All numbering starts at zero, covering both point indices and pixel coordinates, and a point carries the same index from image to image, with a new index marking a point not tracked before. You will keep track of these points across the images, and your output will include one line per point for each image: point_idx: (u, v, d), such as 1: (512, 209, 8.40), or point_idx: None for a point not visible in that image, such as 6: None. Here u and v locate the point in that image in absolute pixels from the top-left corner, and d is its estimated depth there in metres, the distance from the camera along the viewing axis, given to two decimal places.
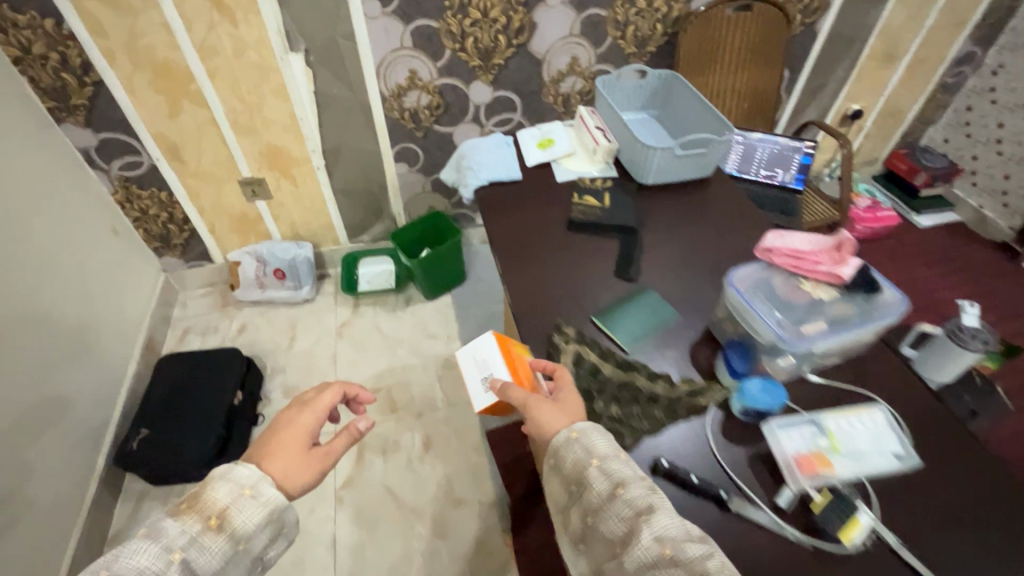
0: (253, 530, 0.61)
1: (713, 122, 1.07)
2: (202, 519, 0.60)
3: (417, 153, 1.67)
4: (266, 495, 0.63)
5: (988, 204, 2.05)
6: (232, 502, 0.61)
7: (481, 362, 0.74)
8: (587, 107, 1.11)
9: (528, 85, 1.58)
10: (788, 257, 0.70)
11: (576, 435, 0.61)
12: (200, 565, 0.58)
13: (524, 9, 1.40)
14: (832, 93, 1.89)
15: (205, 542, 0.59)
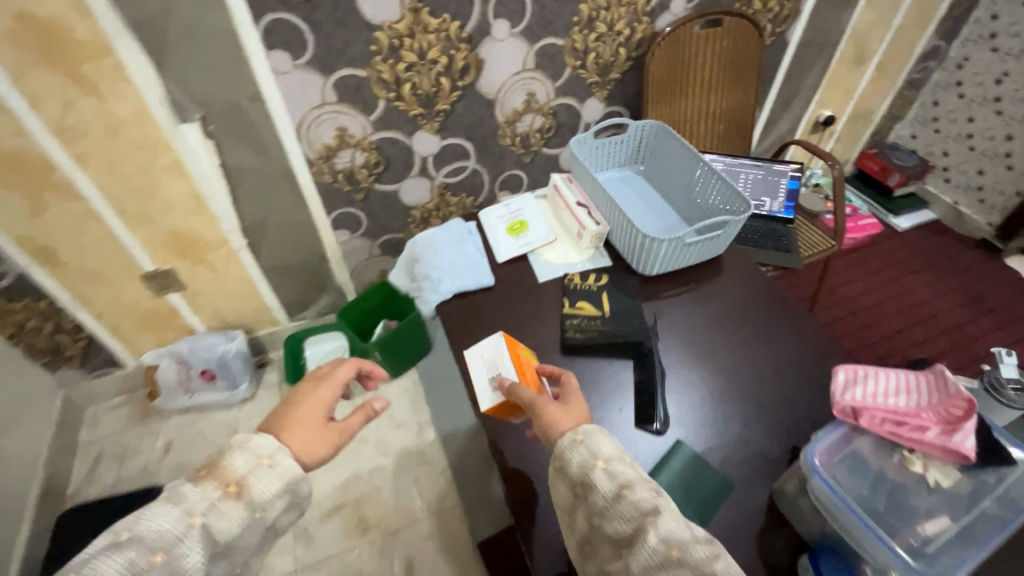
0: (271, 500, 0.57)
1: (715, 187, 0.88)
2: (220, 486, 0.55)
3: (359, 217, 1.42)
4: (283, 466, 0.58)
5: (962, 200, 1.98)
6: (253, 470, 0.57)
7: (487, 363, 0.71)
8: (562, 174, 0.92)
9: (480, 129, 1.36)
10: (886, 419, 0.60)
11: (581, 437, 0.60)
12: (217, 537, 0.53)
13: (467, 46, 1.18)
14: (803, 101, 1.76)
15: (225, 510, 0.54)
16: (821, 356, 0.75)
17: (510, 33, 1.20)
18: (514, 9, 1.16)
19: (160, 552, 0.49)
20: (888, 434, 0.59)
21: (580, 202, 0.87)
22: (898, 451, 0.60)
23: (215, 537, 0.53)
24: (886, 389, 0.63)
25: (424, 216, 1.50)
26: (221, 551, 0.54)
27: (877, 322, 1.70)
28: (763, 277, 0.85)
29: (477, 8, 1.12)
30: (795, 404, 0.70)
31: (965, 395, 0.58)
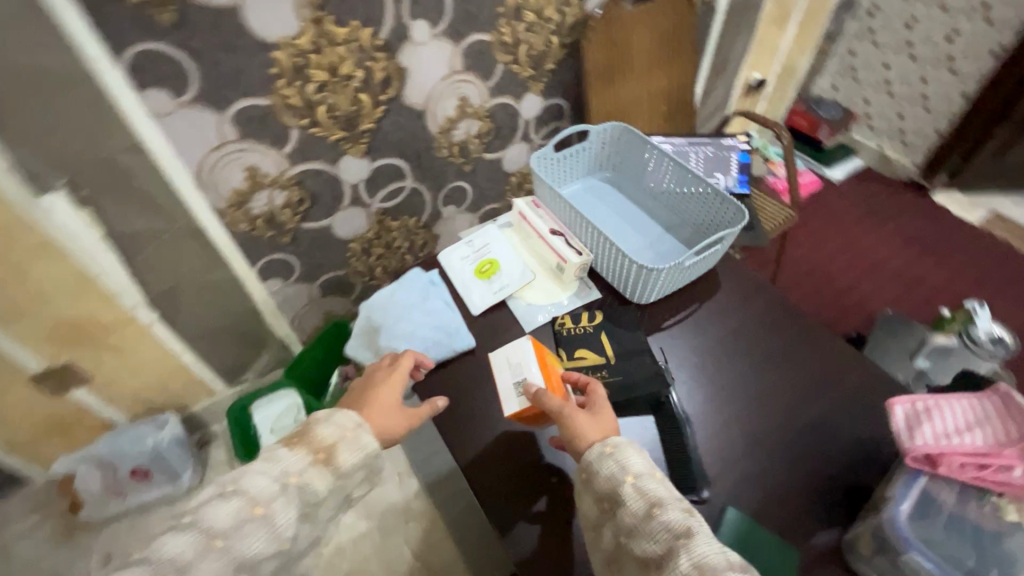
0: (351, 470, 0.66)
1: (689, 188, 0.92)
2: (311, 453, 0.65)
3: (291, 262, 1.24)
4: (362, 442, 0.68)
5: (887, 144, 2.06)
6: (339, 441, 0.67)
7: (515, 368, 0.78)
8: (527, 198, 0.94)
9: (412, 144, 1.21)
10: (970, 464, 0.64)
11: (610, 450, 0.64)
12: (307, 496, 0.63)
13: (386, 55, 1.02)
14: (735, 67, 1.73)
15: (314, 472, 0.64)
16: (819, 386, 0.82)
17: (432, 35, 1.05)
18: (433, 6, 1.01)
19: (260, 506, 0.60)
20: (973, 478, 0.63)
21: (552, 230, 0.91)
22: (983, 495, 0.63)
23: (304, 496, 0.63)
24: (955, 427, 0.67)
25: (365, 248, 1.34)
26: (307, 510, 0.63)
27: (833, 277, 1.74)
28: (753, 307, 0.92)
29: (390, 10, 0.97)
30: (814, 442, 0.76)
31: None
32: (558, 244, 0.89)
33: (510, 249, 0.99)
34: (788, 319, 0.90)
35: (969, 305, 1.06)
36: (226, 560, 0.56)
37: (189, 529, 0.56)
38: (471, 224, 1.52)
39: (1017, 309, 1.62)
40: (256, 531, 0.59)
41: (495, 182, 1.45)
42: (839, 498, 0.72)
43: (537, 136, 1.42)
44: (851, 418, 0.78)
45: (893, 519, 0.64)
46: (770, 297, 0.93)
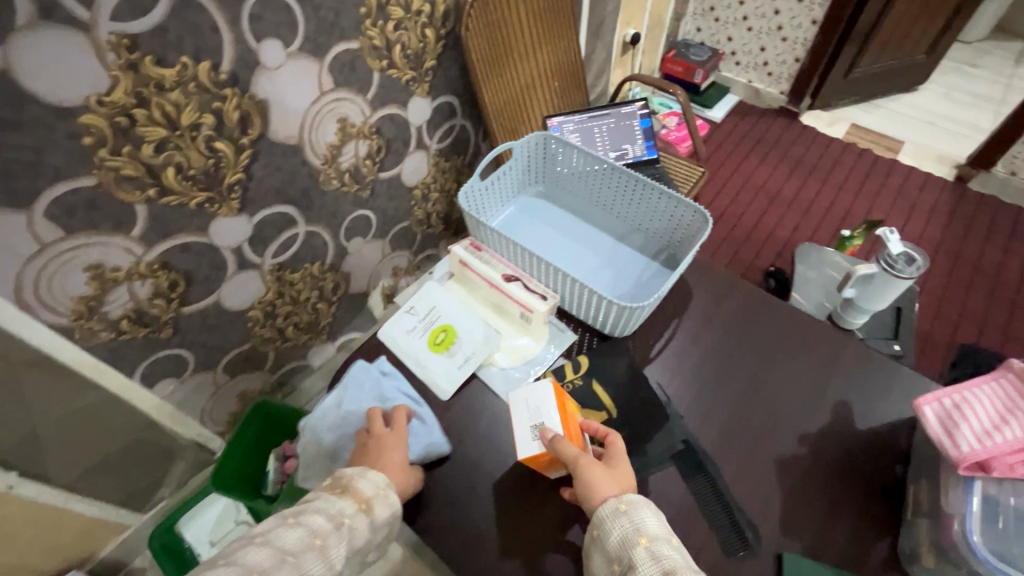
0: (386, 522, 0.67)
1: (626, 192, 0.88)
2: (355, 502, 0.66)
3: (181, 355, 1.02)
4: (393, 500, 0.68)
5: (754, 77, 2.18)
6: (375, 496, 0.67)
7: (530, 410, 0.71)
8: (462, 245, 0.84)
9: (297, 183, 1.02)
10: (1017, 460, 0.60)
11: (625, 508, 0.62)
12: (353, 540, 0.64)
13: (236, 90, 0.82)
14: (611, 27, 1.68)
15: (358, 514, 0.65)
16: (815, 380, 0.81)
17: (288, 55, 0.87)
18: (281, 20, 0.83)
19: (319, 537, 0.62)
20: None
21: (505, 276, 0.81)
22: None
23: (349, 535, 0.64)
24: (991, 418, 0.63)
25: (268, 311, 1.14)
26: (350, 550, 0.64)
27: (742, 217, 1.81)
28: (727, 305, 0.89)
29: (228, 34, 0.77)
30: (834, 446, 0.75)
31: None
32: (517, 292, 0.80)
33: (463, 309, 0.89)
34: (764, 315, 0.88)
35: (881, 231, 1.13)
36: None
37: (263, 547, 0.59)
38: (383, 250, 1.36)
39: (894, 212, 1.79)
40: (311, 564, 0.60)
41: (398, 200, 1.29)
42: (876, 502, 0.71)
43: (432, 141, 1.28)
44: (853, 407, 0.79)
45: (971, 549, 0.59)
46: (739, 294, 0.91)
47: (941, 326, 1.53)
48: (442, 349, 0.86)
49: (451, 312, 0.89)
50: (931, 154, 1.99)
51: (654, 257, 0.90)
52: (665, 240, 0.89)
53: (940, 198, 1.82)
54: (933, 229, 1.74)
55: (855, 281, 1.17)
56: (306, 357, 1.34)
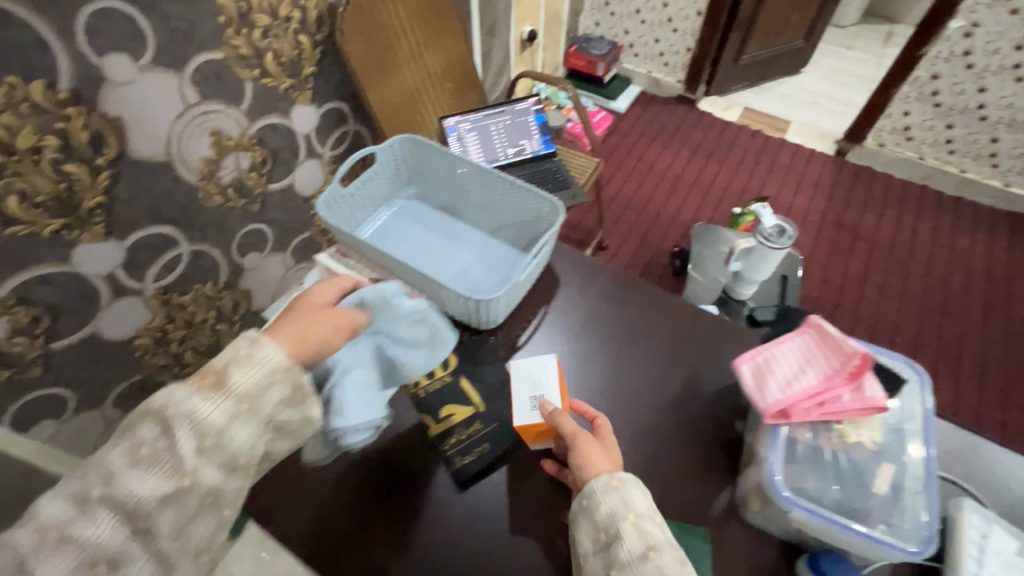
0: (251, 389, 0.49)
1: (489, 186, 0.87)
2: (198, 380, 0.48)
3: (57, 395, 0.95)
4: (261, 357, 0.50)
5: (652, 68, 2.28)
6: (230, 360, 0.50)
7: (532, 381, 0.67)
8: (328, 250, 0.80)
9: (172, 201, 0.97)
10: (808, 402, 0.60)
11: (616, 484, 0.56)
12: (201, 429, 0.46)
13: (80, 108, 0.78)
14: (505, 25, 1.71)
15: (203, 398, 0.47)
16: None
17: (139, 69, 0.83)
18: (125, 32, 0.79)
19: (145, 445, 0.45)
20: (818, 415, 0.60)
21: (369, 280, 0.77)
22: (833, 428, 0.61)
23: (196, 426, 0.46)
24: (791, 367, 0.63)
25: (158, 337, 1.08)
26: (212, 443, 0.47)
27: (648, 202, 1.90)
28: None
29: (61, 50, 0.73)
30: None
31: (855, 349, 0.61)
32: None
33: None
34: None
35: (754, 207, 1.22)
36: (113, 507, 0.43)
37: (74, 481, 0.44)
38: (285, 263, 1.32)
39: (783, 187, 1.93)
40: (144, 478, 0.44)
41: (295, 211, 1.26)
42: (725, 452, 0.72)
43: (324, 149, 1.26)
44: None
45: (773, 490, 0.57)
46: None
47: (829, 290, 1.67)
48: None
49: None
50: (813, 131, 2.15)
51: (524, 251, 0.89)
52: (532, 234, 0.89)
53: (822, 172, 1.98)
54: (817, 200, 1.89)
55: (738, 254, 1.26)
56: None
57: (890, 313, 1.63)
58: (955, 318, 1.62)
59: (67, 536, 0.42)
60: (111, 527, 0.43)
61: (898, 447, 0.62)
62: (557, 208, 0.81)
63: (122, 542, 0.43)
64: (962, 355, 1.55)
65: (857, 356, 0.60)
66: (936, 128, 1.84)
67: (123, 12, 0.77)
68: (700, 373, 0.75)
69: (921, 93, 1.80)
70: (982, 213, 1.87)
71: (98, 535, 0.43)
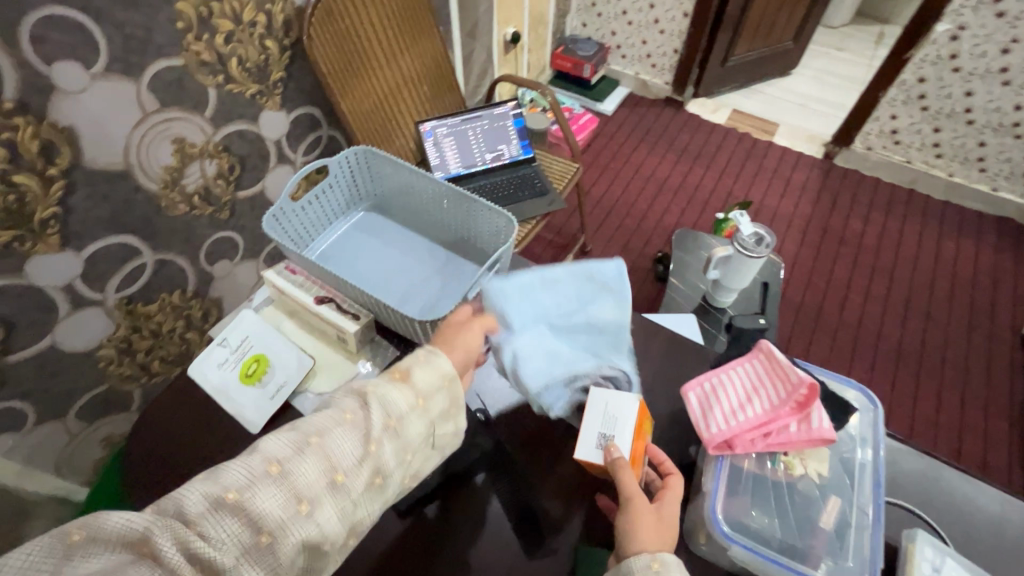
0: (430, 390, 0.56)
1: (444, 202, 0.86)
2: (389, 373, 0.56)
3: (17, 409, 0.93)
4: (437, 364, 0.57)
5: (640, 69, 2.26)
6: (412, 363, 0.57)
7: (605, 418, 0.62)
8: (277, 266, 0.76)
9: (132, 210, 0.95)
10: (753, 434, 0.59)
11: (659, 568, 0.50)
12: (391, 410, 0.53)
13: (28, 118, 0.76)
14: (488, 27, 1.69)
15: (394, 386, 0.55)
16: None
17: (92, 76, 0.81)
18: (75, 39, 0.77)
19: (348, 413, 0.52)
20: (763, 447, 0.58)
21: (318, 299, 0.73)
22: (779, 460, 0.60)
23: (385, 406, 0.53)
24: (740, 395, 0.62)
25: (124, 348, 1.06)
26: (394, 425, 0.53)
27: (633, 206, 1.88)
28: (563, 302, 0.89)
29: (5, 59, 0.71)
30: None
31: (802, 377, 0.59)
32: (331, 315, 0.72)
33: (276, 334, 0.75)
34: None
35: (732, 215, 1.20)
36: (320, 458, 0.48)
37: (288, 431, 0.49)
38: (258, 271, 1.30)
39: (769, 191, 1.91)
40: (344, 440, 0.50)
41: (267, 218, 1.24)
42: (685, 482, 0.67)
43: (296, 154, 1.23)
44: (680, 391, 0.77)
45: (715, 527, 0.57)
46: None
47: (812, 296, 1.66)
48: (250, 382, 0.71)
49: (265, 339, 0.74)
50: (801, 134, 2.13)
51: (481, 265, 0.87)
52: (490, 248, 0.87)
53: (808, 176, 1.96)
54: (802, 205, 1.87)
55: (716, 263, 1.24)
56: None
57: (873, 320, 1.61)
58: (939, 325, 1.60)
59: (285, 473, 0.46)
60: (316, 472, 0.47)
61: (850, 483, 0.60)
62: (510, 222, 0.80)
63: (319, 490, 0.47)
64: (944, 363, 1.53)
65: (801, 387, 0.58)
66: (924, 132, 1.82)
67: (72, 18, 0.75)
68: (659, 392, 0.73)
69: (908, 97, 1.78)
70: (968, 218, 1.85)
71: (306, 478, 0.47)
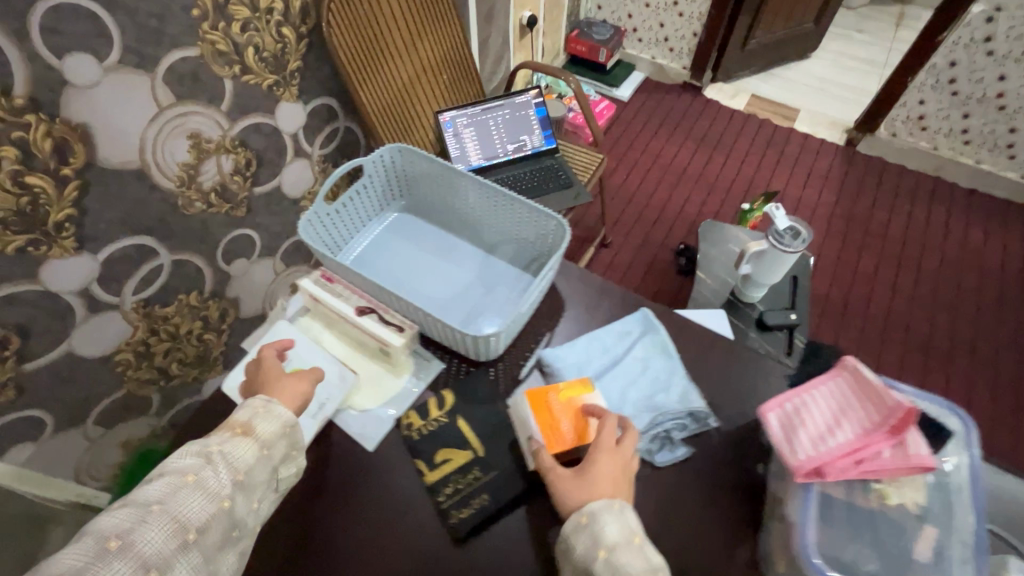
0: (274, 438, 0.62)
1: (485, 202, 0.81)
2: (229, 430, 0.61)
3: (35, 417, 0.90)
4: (277, 412, 0.63)
5: (656, 53, 2.20)
6: (254, 415, 0.62)
7: (521, 425, 0.66)
8: (318, 272, 0.72)
9: (148, 210, 0.91)
10: (847, 460, 0.57)
11: (586, 520, 0.56)
12: (237, 464, 0.58)
13: (41, 115, 0.71)
14: (504, 11, 1.63)
15: (236, 442, 0.59)
16: None
17: (105, 69, 0.76)
18: (86, 30, 0.72)
19: (190, 474, 0.55)
20: (857, 474, 0.57)
21: (360, 309, 0.69)
22: (872, 489, 0.60)
23: (230, 463, 0.58)
24: (827, 419, 0.60)
25: (141, 351, 1.03)
26: (242, 478, 0.58)
27: (652, 196, 1.83)
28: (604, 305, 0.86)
29: (15, 53, 0.66)
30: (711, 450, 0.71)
31: (900, 402, 0.58)
32: (374, 327, 0.68)
33: (314, 347, 0.75)
34: None
35: (767, 208, 1.16)
36: (168, 521, 0.51)
37: (124, 506, 0.52)
38: (274, 268, 1.26)
39: (792, 179, 1.86)
40: (191, 500, 0.53)
41: (282, 214, 1.20)
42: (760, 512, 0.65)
43: (313, 147, 1.19)
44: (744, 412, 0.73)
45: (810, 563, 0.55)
46: None
47: (838, 289, 1.62)
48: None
49: (305, 353, 0.74)
50: (823, 120, 2.08)
51: (524, 270, 0.83)
52: (534, 252, 0.82)
53: (832, 164, 1.91)
54: (826, 193, 1.83)
55: (749, 257, 1.20)
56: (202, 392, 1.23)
57: (901, 313, 1.57)
58: (967, 318, 1.57)
59: (125, 545, 0.49)
60: (166, 538, 0.51)
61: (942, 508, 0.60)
62: (558, 223, 0.75)
63: (170, 555, 0.50)
64: (975, 356, 1.50)
65: (902, 413, 0.57)
66: (952, 117, 1.77)
67: (84, 7, 0.70)
68: (717, 405, 0.70)
69: (937, 81, 1.72)
70: (995, 206, 1.80)
71: (152, 546, 0.50)
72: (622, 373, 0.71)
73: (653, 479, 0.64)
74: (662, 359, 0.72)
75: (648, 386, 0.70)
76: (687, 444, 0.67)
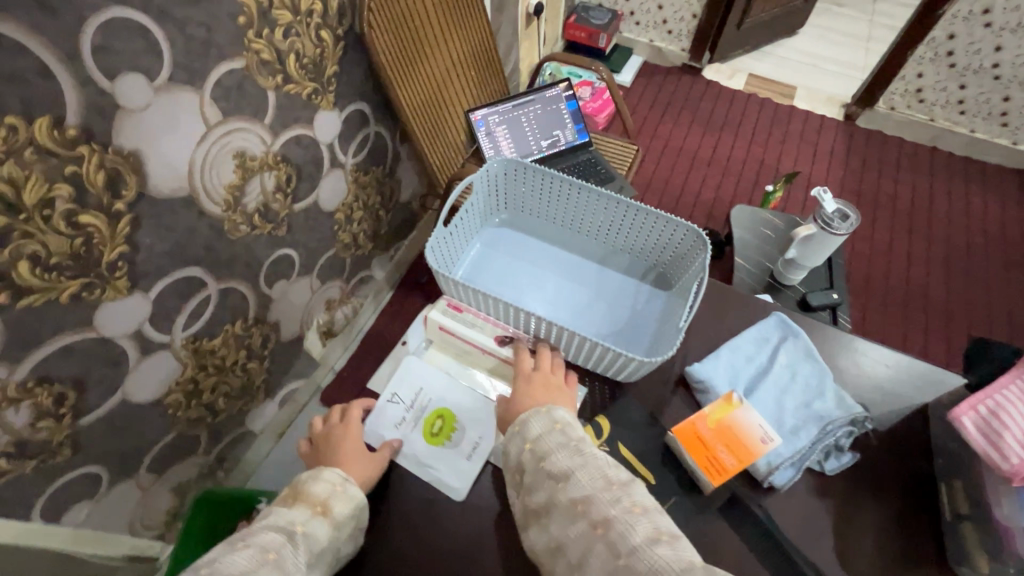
0: (346, 522, 0.59)
1: (598, 211, 0.83)
2: (309, 508, 0.59)
3: (91, 474, 0.82)
4: (352, 493, 0.61)
5: (655, 36, 2.18)
6: (332, 494, 0.60)
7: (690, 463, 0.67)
8: (444, 303, 0.75)
9: (198, 238, 0.84)
10: None
11: (517, 427, 0.61)
12: (313, 548, 0.56)
13: (93, 145, 0.63)
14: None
15: (312, 522, 0.57)
16: None
17: (155, 90, 0.68)
18: (137, 47, 0.64)
19: (272, 551, 0.53)
20: None
21: (499, 340, 0.72)
22: None
23: (307, 544, 0.56)
24: None
25: (190, 390, 0.95)
26: (311, 560, 0.55)
27: (669, 182, 1.84)
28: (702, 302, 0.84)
29: (66, 77, 0.58)
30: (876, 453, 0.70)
31: None
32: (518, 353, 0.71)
33: (453, 384, 0.75)
34: None
35: (815, 191, 1.17)
36: None
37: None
38: (312, 286, 1.19)
39: (801, 157, 1.89)
40: None
41: (319, 230, 1.13)
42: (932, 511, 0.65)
43: (347, 157, 1.12)
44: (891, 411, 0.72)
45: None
46: None
47: (860, 262, 1.66)
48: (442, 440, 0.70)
49: (446, 392, 0.74)
50: (821, 95, 2.11)
51: (642, 278, 0.85)
52: (653, 259, 0.84)
53: (836, 138, 1.95)
54: (835, 169, 1.87)
55: (796, 242, 1.21)
56: (245, 424, 1.16)
57: (920, 283, 1.63)
58: (980, 283, 1.64)
59: None
60: None
61: None
62: (684, 230, 0.76)
63: None
64: (992, 320, 1.57)
65: None
66: (949, 89, 1.83)
67: (134, 21, 0.62)
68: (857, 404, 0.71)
69: (937, 54, 1.77)
70: (990, 173, 1.88)
71: None
72: (774, 383, 0.70)
73: (799, 482, 0.65)
74: (807, 364, 0.71)
75: (804, 393, 0.69)
76: (850, 449, 0.67)
